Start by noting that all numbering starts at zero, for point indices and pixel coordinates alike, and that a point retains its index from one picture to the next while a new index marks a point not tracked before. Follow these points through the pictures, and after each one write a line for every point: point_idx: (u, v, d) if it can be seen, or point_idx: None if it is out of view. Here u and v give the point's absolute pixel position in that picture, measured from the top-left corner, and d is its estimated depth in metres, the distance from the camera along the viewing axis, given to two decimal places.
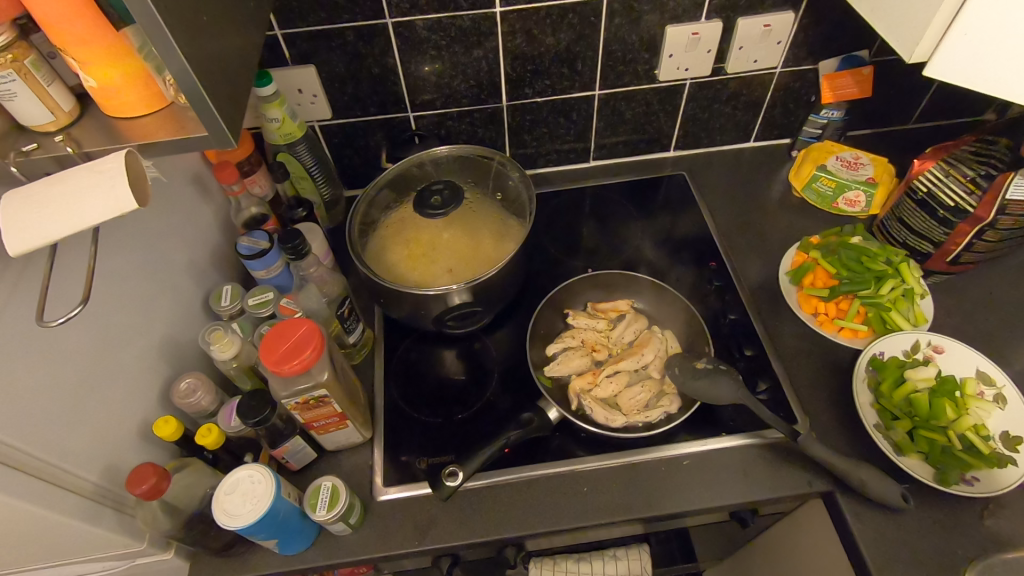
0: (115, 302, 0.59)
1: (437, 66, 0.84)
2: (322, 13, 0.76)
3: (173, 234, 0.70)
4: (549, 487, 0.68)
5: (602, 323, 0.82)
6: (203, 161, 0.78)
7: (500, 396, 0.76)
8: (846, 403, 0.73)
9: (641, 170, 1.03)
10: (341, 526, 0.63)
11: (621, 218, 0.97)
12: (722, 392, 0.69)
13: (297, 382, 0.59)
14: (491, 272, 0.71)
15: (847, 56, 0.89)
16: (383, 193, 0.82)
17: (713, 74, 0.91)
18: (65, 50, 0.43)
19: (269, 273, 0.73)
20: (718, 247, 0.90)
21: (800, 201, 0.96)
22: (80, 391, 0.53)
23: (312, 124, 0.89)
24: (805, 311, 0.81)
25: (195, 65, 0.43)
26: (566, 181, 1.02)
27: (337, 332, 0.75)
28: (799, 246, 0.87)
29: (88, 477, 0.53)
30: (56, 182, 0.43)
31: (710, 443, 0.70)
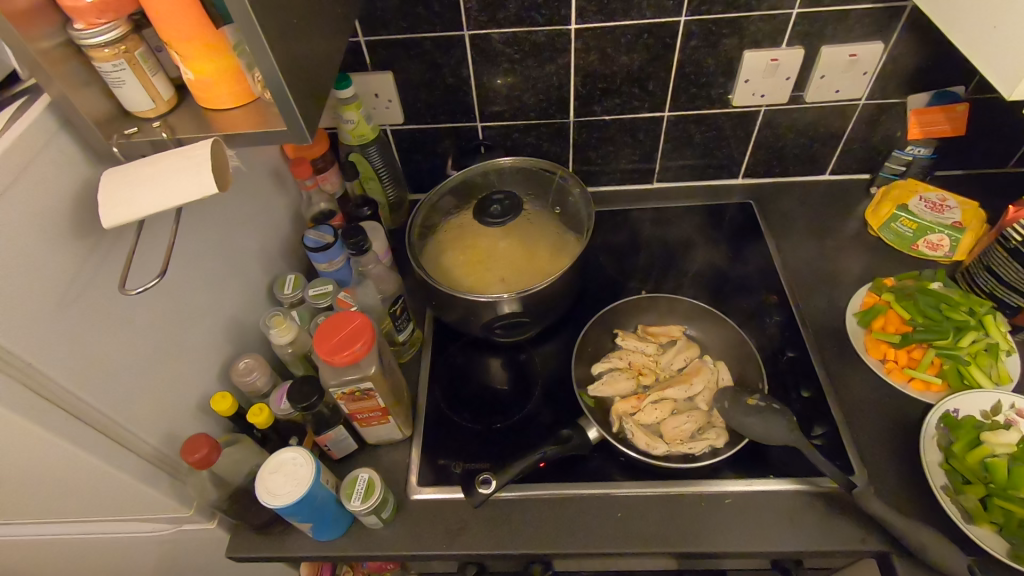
0: (191, 280, 0.63)
1: (510, 79, 0.86)
2: (404, 22, 0.79)
3: (248, 222, 0.74)
4: (583, 508, 0.67)
5: (651, 347, 0.80)
6: (280, 155, 0.82)
7: (541, 409, 0.76)
8: (911, 459, 0.68)
9: (706, 195, 1.00)
10: (374, 519, 0.64)
11: (681, 242, 0.95)
12: (773, 432, 0.66)
13: (346, 372, 0.61)
14: (544, 284, 0.71)
15: (939, 92, 0.84)
16: (446, 199, 0.84)
17: (791, 103, 0.88)
18: (170, 45, 0.46)
19: (331, 266, 0.76)
20: (781, 280, 0.86)
21: (875, 240, 0.91)
22: (152, 360, 0.57)
23: (385, 128, 0.93)
24: (872, 356, 0.77)
25: (284, 65, 0.46)
26: (627, 201, 1.01)
27: (389, 329, 0.77)
28: (870, 287, 0.83)
29: (149, 441, 0.56)
30: (149, 164, 0.46)
31: (756, 484, 0.67)
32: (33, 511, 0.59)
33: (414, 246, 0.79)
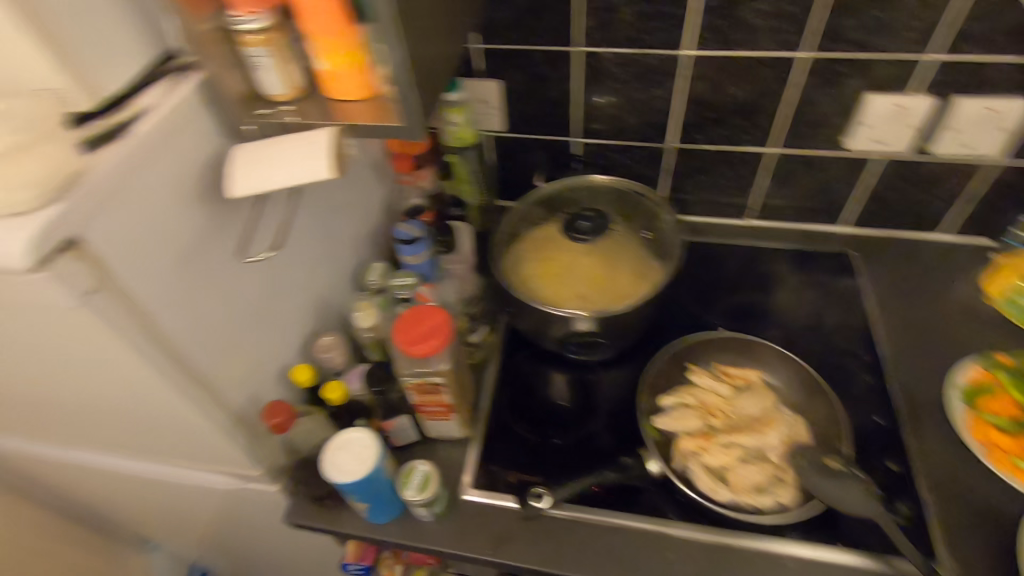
0: (291, 256, 0.67)
1: (615, 99, 0.85)
2: (519, 34, 0.81)
3: (348, 208, 0.78)
4: (635, 542, 0.64)
5: (725, 388, 0.77)
6: (384, 149, 0.86)
7: (603, 433, 0.74)
8: (1009, 559, 0.61)
9: (804, 240, 0.95)
10: (425, 512, 0.65)
11: (772, 284, 0.90)
12: (853, 501, 0.61)
13: (421, 364, 0.63)
14: (622, 309, 0.70)
15: None
16: (538, 208, 0.85)
17: (914, 153, 0.82)
18: (307, 36, 0.50)
19: (417, 260, 0.78)
20: (879, 340, 0.80)
21: (993, 312, 0.83)
22: (247, 323, 0.60)
23: (485, 134, 0.95)
24: (974, 438, 0.70)
25: (411, 64, 0.48)
26: (717, 233, 0.98)
27: (465, 331, 0.79)
28: (980, 361, 0.75)
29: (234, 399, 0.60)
30: (275, 144, 0.50)
31: (824, 552, 0.62)
32: (126, 441, 0.65)
33: (497, 252, 0.80)
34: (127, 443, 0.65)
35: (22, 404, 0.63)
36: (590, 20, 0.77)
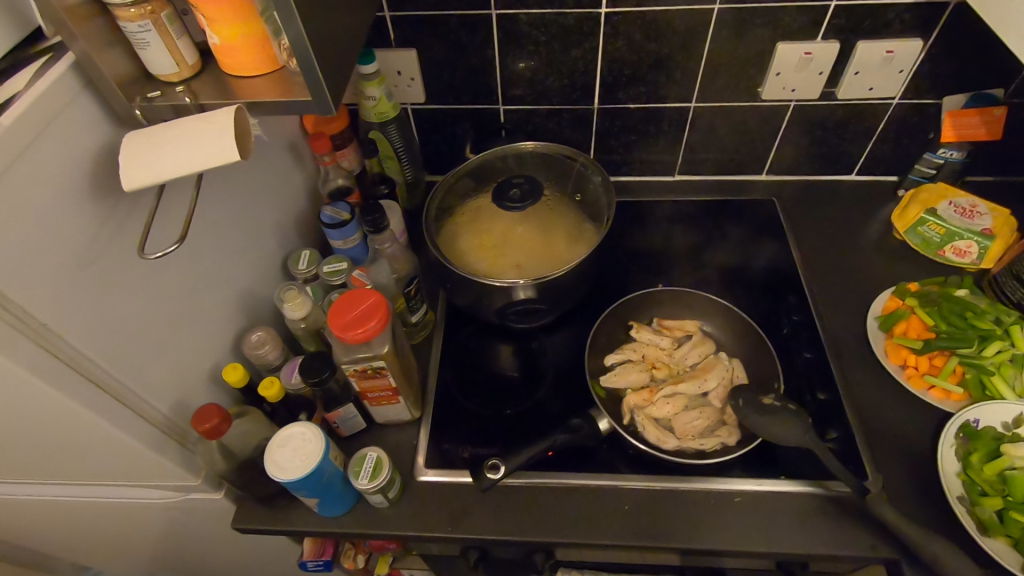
0: (833, 307, 0.82)
1: (803, 322, 0.80)
2: (642, 86, 0.88)
3: (545, 253, 0.82)
4: (682, 513, 0.65)
5: (769, 417, 0.66)
6: (888, 205, 0.95)
7: (739, 459, 0.68)
8: (934, 516, 0.63)
9: (985, 409, 0.67)
10: (379, 498, 0.64)
11: (849, 370, 0.75)
12: (784, 433, 0.65)
13: (636, 418, 0.71)
14: (710, 440, 0.69)
15: (993, 412, 0.67)
16: (712, 397, 0.74)
17: (986, 335, 0.71)
18: (531, 248, 0.83)
19: (615, 382, 0.75)
20: (881, 409, 0.71)
21: (933, 479, 0.65)
22: (162, 323, 0.58)
23: (674, 173, 1.01)
24: (994, 495, 0.61)
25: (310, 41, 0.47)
26: (852, 348, 0.77)
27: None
28: (968, 446, 0.65)
29: (159, 408, 0.58)
30: (529, 232, 0.83)
31: (766, 484, 0.66)
32: (240, 384, 0.64)
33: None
34: (389, 410, 0.70)
35: (437, 367, 0.78)
36: (744, 104, 0.89)
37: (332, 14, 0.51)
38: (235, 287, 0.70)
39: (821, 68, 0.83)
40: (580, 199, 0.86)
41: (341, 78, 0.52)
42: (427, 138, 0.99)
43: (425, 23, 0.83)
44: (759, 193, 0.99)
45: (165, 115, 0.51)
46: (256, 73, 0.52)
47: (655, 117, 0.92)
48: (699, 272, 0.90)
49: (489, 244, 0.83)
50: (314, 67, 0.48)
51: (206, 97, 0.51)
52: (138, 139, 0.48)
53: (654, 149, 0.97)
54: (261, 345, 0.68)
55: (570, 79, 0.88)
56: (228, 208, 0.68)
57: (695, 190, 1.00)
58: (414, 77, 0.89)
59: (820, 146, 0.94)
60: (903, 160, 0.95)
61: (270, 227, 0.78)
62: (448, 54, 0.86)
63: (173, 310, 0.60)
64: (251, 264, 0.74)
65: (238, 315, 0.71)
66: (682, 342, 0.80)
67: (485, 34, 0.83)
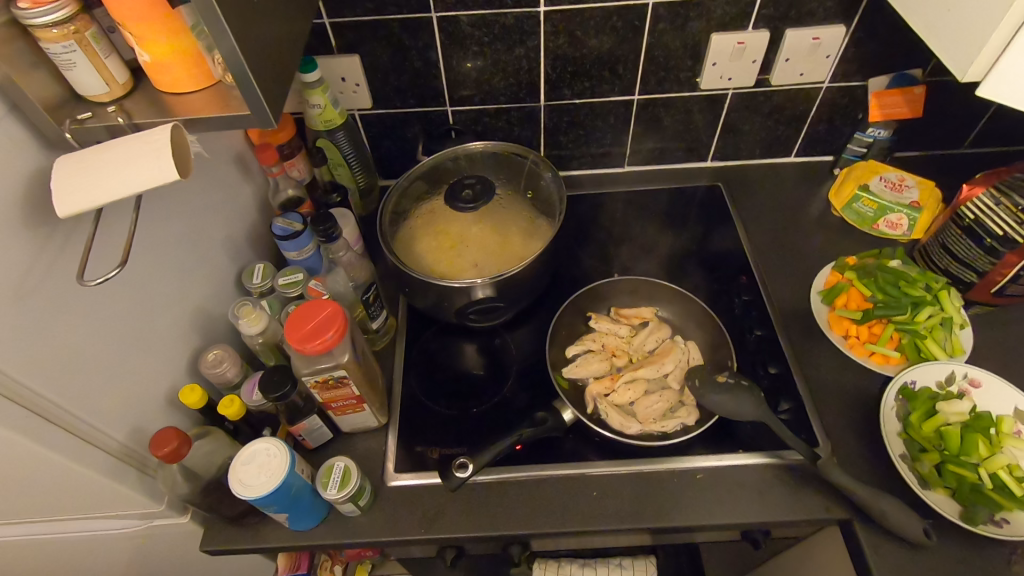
0: (779, 285, 0.86)
1: (752, 301, 0.83)
2: (586, 82, 0.90)
3: (502, 250, 0.83)
4: (648, 494, 0.67)
5: (723, 394, 0.69)
6: (825, 184, 0.99)
7: (699, 438, 0.71)
8: (882, 475, 0.67)
9: (920, 371, 0.71)
10: (350, 507, 0.64)
11: (797, 344, 0.79)
12: (739, 409, 0.68)
13: (598, 406, 0.73)
14: (670, 421, 0.72)
15: (928, 372, 0.71)
16: (671, 379, 0.76)
17: (918, 302, 0.76)
18: (487, 246, 0.83)
19: (577, 373, 0.77)
20: (827, 379, 0.75)
21: (878, 440, 0.69)
22: (111, 349, 0.56)
23: (624, 164, 1.03)
24: (933, 451, 0.65)
25: (248, 54, 0.46)
26: (799, 323, 0.81)
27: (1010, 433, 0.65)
28: (908, 407, 0.69)
29: (114, 436, 0.56)
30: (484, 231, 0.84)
31: (726, 459, 0.69)
32: (199, 405, 0.63)
33: (956, 244, 0.77)
34: (354, 418, 0.70)
35: (401, 372, 0.78)
36: (685, 95, 0.92)
37: (266, 26, 0.50)
38: (186, 306, 0.69)
39: (753, 57, 0.86)
40: (532, 195, 0.87)
41: (283, 90, 0.52)
42: (377, 143, 0.99)
43: (366, 28, 0.82)
44: (706, 180, 1.02)
45: (99, 136, 0.50)
46: (193, 88, 0.51)
47: (601, 111, 0.94)
48: (653, 260, 0.93)
49: (447, 245, 0.83)
50: (252, 81, 0.47)
51: (143, 116, 0.50)
52: (70, 163, 0.46)
53: (602, 142, 1.00)
54: (219, 364, 0.67)
55: (515, 78, 0.89)
56: (169, 227, 0.66)
57: (644, 180, 1.03)
58: (360, 83, 0.88)
59: (759, 131, 0.98)
60: (837, 141, 0.99)
61: (220, 242, 0.77)
62: (392, 58, 0.86)
63: (123, 334, 0.58)
64: (202, 282, 0.72)
65: (191, 334, 0.69)
66: (640, 329, 0.83)
67: (428, 37, 0.83)
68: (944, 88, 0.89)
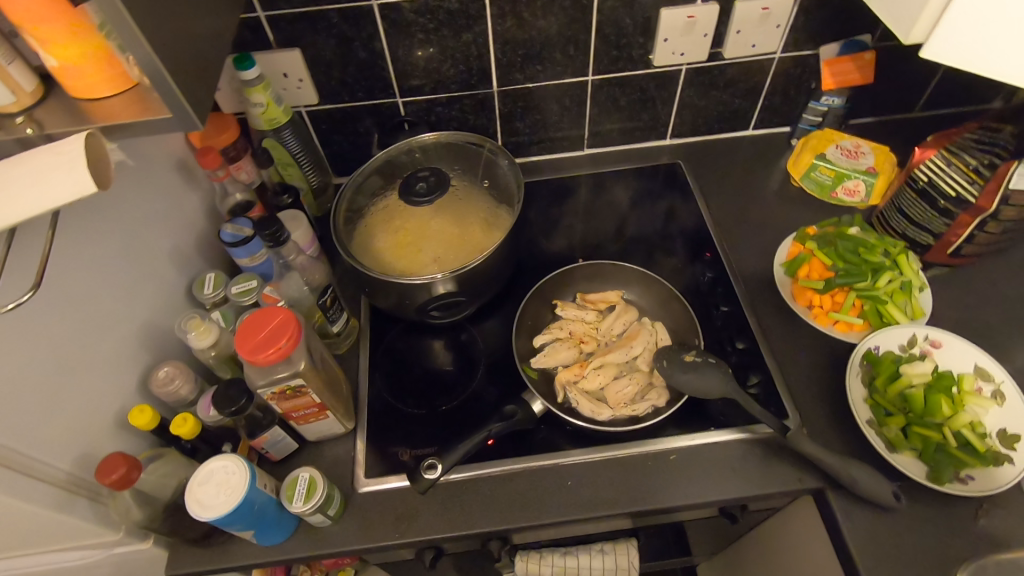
0: (743, 259, 0.86)
1: (717, 278, 0.83)
2: (538, 65, 0.88)
3: (464, 242, 0.81)
4: (623, 478, 0.67)
5: (691, 373, 0.69)
6: (784, 156, 0.99)
7: (670, 419, 0.71)
8: (852, 442, 0.67)
9: (883, 336, 0.72)
10: (319, 517, 0.62)
11: (763, 317, 0.79)
12: (708, 387, 0.68)
13: (568, 395, 0.72)
14: (640, 405, 0.71)
15: (890, 337, 0.72)
16: (639, 362, 0.76)
17: (878, 268, 0.77)
18: (449, 239, 0.81)
19: (546, 362, 0.76)
20: (794, 351, 0.75)
21: (846, 408, 0.70)
22: (48, 375, 0.53)
23: (583, 147, 1.02)
24: (899, 415, 0.66)
25: (161, 53, 0.43)
26: (764, 297, 0.81)
27: (971, 391, 0.66)
28: (872, 372, 0.70)
29: (59, 466, 0.54)
30: (444, 225, 0.82)
31: (699, 437, 0.69)
32: (151, 426, 0.60)
33: (911, 208, 0.77)
34: (318, 426, 0.68)
35: (366, 375, 0.76)
36: (639, 73, 0.90)
37: (183, 22, 0.47)
38: (131, 324, 0.65)
39: (704, 30, 0.85)
40: (489, 183, 0.85)
41: (208, 89, 0.49)
42: (328, 140, 0.95)
43: (304, 20, 0.79)
44: (666, 158, 1.01)
45: (9, 149, 0.46)
46: (108, 93, 0.48)
47: (556, 94, 0.92)
48: (617, 243, 0.92)
49: (406, 241, 0.81)
50: (168, 82, 0.44)
51: (55, 125, 0.47)
52: None
53: (559, 126, 0.98)
54: (171, 382, 0.64)
55: (465, 65, 0.87)
56: (102, 242, 0.62)
57: (605, 162, 1.02)
58: (304, 78, 0.85)
59: (716, 106, 0.97)
60: (793, 111, 0.99)
61: (165, 254, 0.73)
62: (335, 51, 0.83)
63: (61, 359, 0.55)
64: (148, 296, 0.69)
65: (139, 352, 0.66)
66: (607, 313, 0.82)
67: (370, 27, 0.80)
68: (894, 52, 0.89)
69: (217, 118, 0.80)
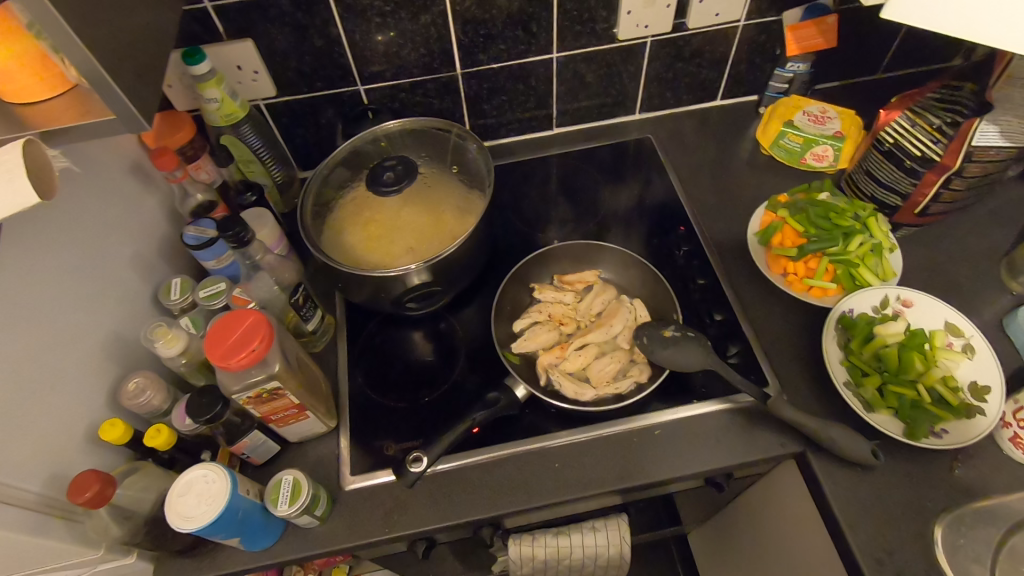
0: (717, 231, 0.86)
1: (693, 252, 0.83)
2: (502, 44, 0.86)
3: (437, 229, 0.79)
4: (610, 456, 0.67)
5: (671, 347, 0.69)
6: (752, 125, 0.99)
7: (653, 395, 0.71)
8: (830, 405, 0.69)
9: (857, 299, 0.73)
10: (307, 518, 0.61)
11: (740, 288, 0.79)
12: (689, 360, 0.68)
13: (551, 379, 0.72)
14: (623, 383, 0.71)
15: (864, 299, 0.73)
16: (619, 340, 0.76)
17: (851, 231, 0.77)
18: (423, 228, 0.80)
19: (527, 346, 0.76)
20: (771, 319, 0.76)
21: (824, 372, 0.71)
22: (9, 396, 0.51)
23: (552, 126, 1.01)
24: (876, 374, 0.67)
25: (97, 51, 0.41)
26: (740, 267, 0.81)
27: (942, 346, 0.68)
28: (847, 334, 0.71)
29: (29, 488, 0.52)
30: (416, 213, 0.80)
31: (683, 410, 0.69)
32: (124, 440, 0.58)
33: (878, 170, 0.78)
34: (300, 427, 0.66)
35: (346, 371, 0.75)
36: (604, 48, 0.89)
37: (119, 16, 0.44)
38: (94, 336, 0.63)
39: (668, 1, 0.84)
40: (458, 169, 0.84)
41: (154, 86, 0.47)
42: (290, 133, 0.92)
43: (255, 9, 0.75)
44: (636, 133, 1.01)
45: None
46: (45, 95, 0.46)
47: (521, 74, 0.91)
48: (591, 222, 0.92)
49: (377, 232, 0.79)
50: (108, 82, 0.42)
51: None
52: None
53: (527, 106, 0.96)
54: (142, 394, 0.62)
55: (426, 48, 0.84)
56: (54, 254, 0.59)
57: (574, 140, 1.01)
58: (259, 70, 0.82)
59: (683, 78, 0.97)
60: (759, 79, 0.99)
61: (126, 261, 0.71)
62: (289, 39, 0.80)
63: (22, 378, 0.53)
64: (110, 306, 0.66)
65: (107, 364, 0.64)
66: (585, 293, 0.82)
67: (325, 13, 0.77)
68: (856, 14, 0.89)
69: (171, 116, 0.77)
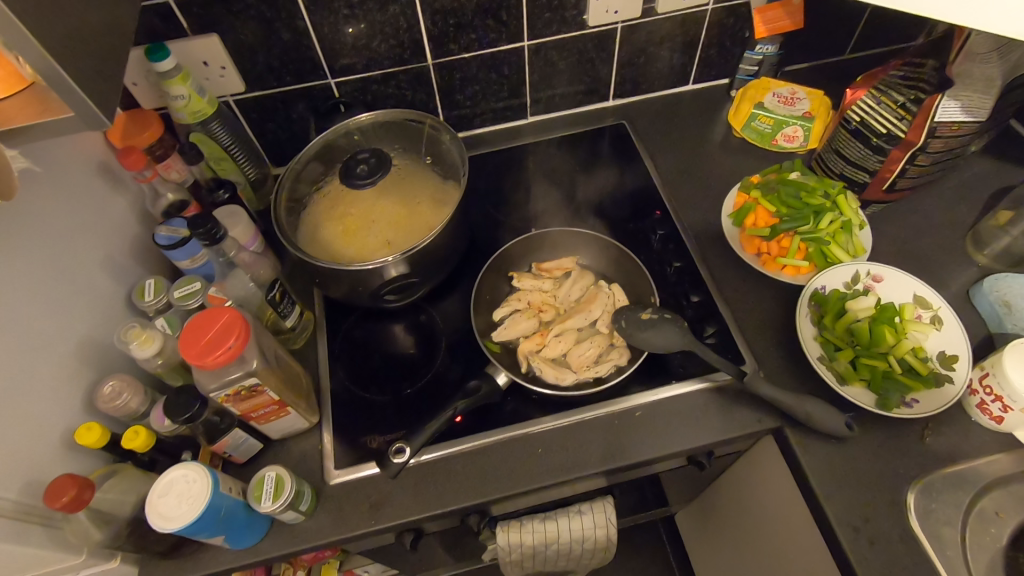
0: (692, 214, 0.87)
1: (668, 235, 0.84)
2: (473, 34, 0.85)
3: (414, 221, 0.79)
4: (594, 440, 0.68)
5: (648, 329, 0.70)
6: (723, 108, 1.00)
7: (633, 377, 0.72)
8: (805, 380, 0.70)
9: (828, 275, 0.75)
10: (292, 514, 0.61)
11: (715, 269, 0.81)
12: (666, 341, 0.69)
13: (532, 365, 0.73)
14: (603, 366, 0.72)
15: (836, 275, 0.74)
16: (598, 325, 0.77)
17: (822, 210, 0.79)
18: (399, 219, 0.79)
19: (507, 334, 0.76)
20: (747, 298, 0.77)
21: (798, 349, 0.72)
22: None
23: (527, 115, 1.01)
24: (848, 348, 0.68)
25: (52, 48, 0.40)
26: (715, 249, 0.82)
27: (912, 319, 0.69)
28: (820, 310, 0.72)
29: (4, 495, 0.51)
30: (392, 205, 0.80)
31: (663, 391, 0.70)
32: (102, 443, 0.58)
33: (847, 149, 0.79)
34: (281, 424, 0.66)
35: (327, 366, 0.75)
36: (575, 35, 0.89)
37: (75, 13, 0.44)
38: (66, 340, 0.62)
39: None
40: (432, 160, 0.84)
41: (114, 83, 0.46)
42: (261, 129, 0.91)
43: (219, 3, 0.74)
44: (610, 120, 1.01)
45: None
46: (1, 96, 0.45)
47: (493, 63, 0.90)
48: (568, 209, 0.92)
49: (354, 226, 0.79)
50: (65, 80, 0.41)
51: None
52: None
53: (501, 95, 0.96)
54: (118, 397, 0.61)
55: (396, 39, 0.84)
56: (20, 257, 0.58)
57: (549, 129, 1.01)
58: (226, 65, 0.81)
59: (654, 63, 0.97)
60: (729, 63, 1.00)
61: (97, 263, 0.69)
62: (256, 34, 0.78)
63: None
64: (82, 309, 0.65)
65: (81, 368, 0.63)
66: (563, 280, 0.82)
67: (291, 6, 0.76)
68: None
69: (138, 115, 0.76)
